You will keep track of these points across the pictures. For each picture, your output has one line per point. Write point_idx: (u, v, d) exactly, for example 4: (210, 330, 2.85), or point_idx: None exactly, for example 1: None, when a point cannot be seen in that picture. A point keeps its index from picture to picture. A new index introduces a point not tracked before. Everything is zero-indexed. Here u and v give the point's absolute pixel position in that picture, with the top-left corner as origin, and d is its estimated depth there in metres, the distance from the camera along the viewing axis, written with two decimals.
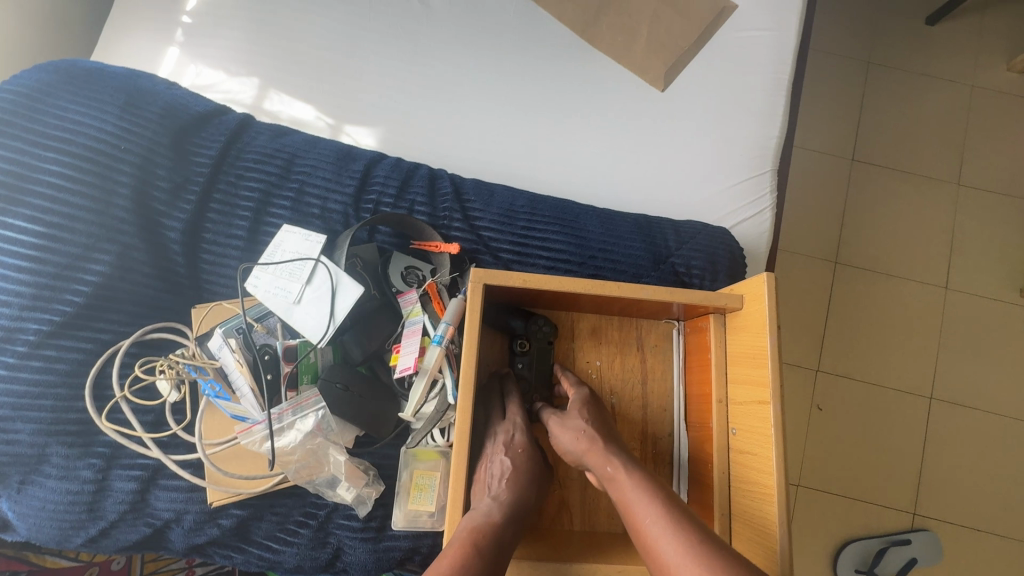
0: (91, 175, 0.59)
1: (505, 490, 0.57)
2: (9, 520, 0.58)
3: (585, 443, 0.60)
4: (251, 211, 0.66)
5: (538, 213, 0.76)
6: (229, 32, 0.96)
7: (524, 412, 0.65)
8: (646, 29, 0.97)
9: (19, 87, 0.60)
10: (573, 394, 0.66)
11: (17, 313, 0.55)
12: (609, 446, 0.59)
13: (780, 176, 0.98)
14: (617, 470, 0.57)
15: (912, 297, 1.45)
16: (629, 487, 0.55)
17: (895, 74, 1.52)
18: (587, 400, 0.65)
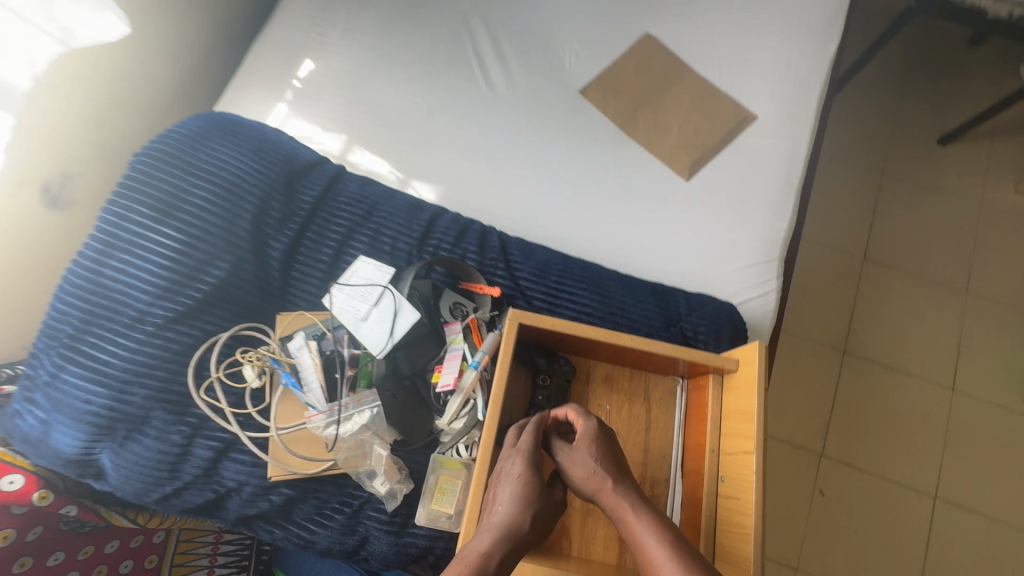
0: (226, 201, 0.75)
1: (507, 516, 0.61)
2: (104, 470, 0.69)
3: (595, 483, 0.65)
4: (336, 242, 0.81)
5: (569, 271, 0.89)
6: (328, 96, 1.17)
7: (530, 440, 0.68)
8: (675, 130, 1.14)
9: (184, 131, 0.79)
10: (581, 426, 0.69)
11: (152, 300, 0.69)
12: (619, 487, 0.65)
13: (787, 264, 1.10)
14: (627, 513, 0.63)
15: (918, 393, 1.50)
16: (638, 528, 0.61)
17: (907, 185, 1.66)
18: (595, 433, 0.68)
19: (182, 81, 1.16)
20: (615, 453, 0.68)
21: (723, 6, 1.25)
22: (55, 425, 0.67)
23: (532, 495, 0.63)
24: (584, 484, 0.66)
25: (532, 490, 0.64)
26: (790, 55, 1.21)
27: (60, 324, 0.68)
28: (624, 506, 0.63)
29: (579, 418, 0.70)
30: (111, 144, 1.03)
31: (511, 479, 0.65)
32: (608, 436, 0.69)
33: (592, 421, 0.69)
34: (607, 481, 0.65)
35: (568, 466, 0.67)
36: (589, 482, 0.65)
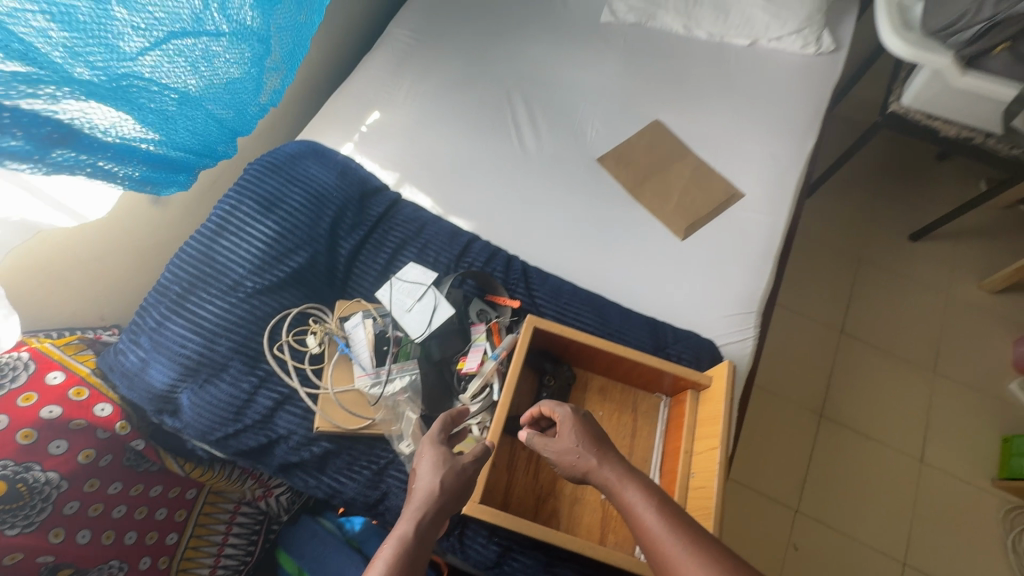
0: (314, 207, 0.95)
1: (420, 491, 0.69)
2: (180, 408, 0.83)
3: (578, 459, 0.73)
4: (391, 251, 0.99)
5: (577, 296, 1.06)
6: (390, 142, 1.40)
7: (439, 428, 0.76)
8: (675, 199, 1.36)
9: (288, 152, 1.00)
10: (559, 413, 0.78)
11: (247, 275, 0.88)
12: (607, 464, 0.72)
13: (763, 319, 1.28)
14: (618, 484, 0.70)
15: (890, 463, 1.60)
16: (628, 497, 0.68)
17: (881, 272, 1.86)
18: (574, 417, 0.77)
19: (274, 117, 1.41)
20: (595, 433, 0.76)
21: (721, 105, 1.51)
22: (151, 364, 0.83)
23: (444, 467, 0.71)
24: (574, 470, 0.74)
25: (444, 465, 0.71)
26: (775, 148, 1.45)
27: (172, 284, 0.86)
28: (613, 480, 0.70)
29: (554, 409, 0.79)
30: (213, 161, 1.26)
31: (427, 460, 0.72)
32: (585, 419, 0.78)
33: (568, 409, 0.78)
34: (592, 462, 0.72)
35: (557, 454, 0.75)
36: (579, 465, 0.73)
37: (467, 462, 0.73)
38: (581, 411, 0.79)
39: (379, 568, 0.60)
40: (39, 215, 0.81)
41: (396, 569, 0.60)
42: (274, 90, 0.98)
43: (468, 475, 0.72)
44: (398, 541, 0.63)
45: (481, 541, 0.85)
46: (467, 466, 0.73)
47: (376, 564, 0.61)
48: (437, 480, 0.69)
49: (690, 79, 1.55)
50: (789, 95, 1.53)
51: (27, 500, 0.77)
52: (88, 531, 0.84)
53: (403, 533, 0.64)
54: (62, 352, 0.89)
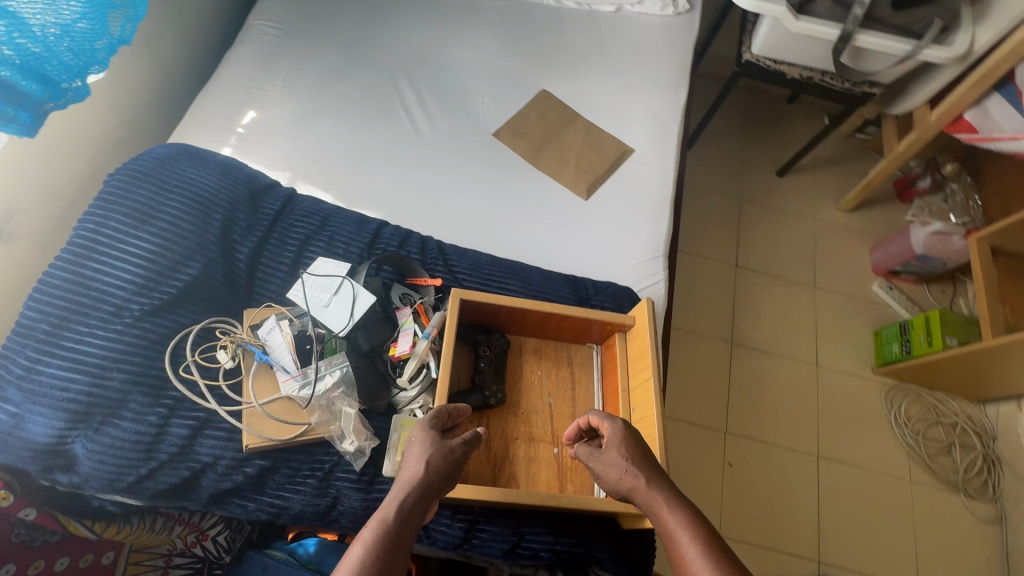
0: (198, 212, 0.87)
1: (406, 474, 0.66)
2: (74, 459, 0.72)
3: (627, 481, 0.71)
4: (296, 248, 0.93)
5: (498, 265, 1.06)
6: (271, 142, 1.31)
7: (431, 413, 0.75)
8: (573, 162, 1.41)
9: (157, 156, 0.90)
10: (610, 428, 0.76)
11: (130, 295, 0.78)
12: (649, 484, 0.70)
13: (670, 262, 1.37)
14: (661, 506, 0.68)
15: (792, 371, 1.80)
16: (669, 520, 0.67)
17: (759, 208, 2.07)
18: (624, 433, 0.75)
19: (126, 129, 1.25)
20: (643, 449, 0.75)
21: (600, 69, 1.58)
22: (28, 417, 0.71)
23: (432, 450, 0.69)
24: (618, 485, 0.72)
25: (432, 447, 0.69)
26: (654, 104, 1.55)
27: (37, 322, 0.75)
28: (659, 502, 0.69)
29: (603, 422, 0.78)
30: (59, 186, 1.09)
31: (415, 445, 0.70)
32: (631, 433, 0.76)
33: (619, 423, 0.76)
34: (643, 479, 0.71)
35: (601, 468, 0.74)
36: (624, 481, 0.72)
37: (455, 443, 0.71)
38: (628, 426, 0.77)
39: (358, 550, 0.58)
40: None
41: (377, 551, 0.58)
42: (124, 25, 0.93)
43: (456, 457, 0.70)
44: (379, 525, 0.61)
45: (445, 521, 0.85)
46: (455, 448, 0.70)
47: (352, 549, 0.58)
48: (424, 463, 0.67)
49: (568, 47, 1.60)
50: (658, 53, 1.63)
51: None
52: None
53: (384, 517, 0.61)
54: None
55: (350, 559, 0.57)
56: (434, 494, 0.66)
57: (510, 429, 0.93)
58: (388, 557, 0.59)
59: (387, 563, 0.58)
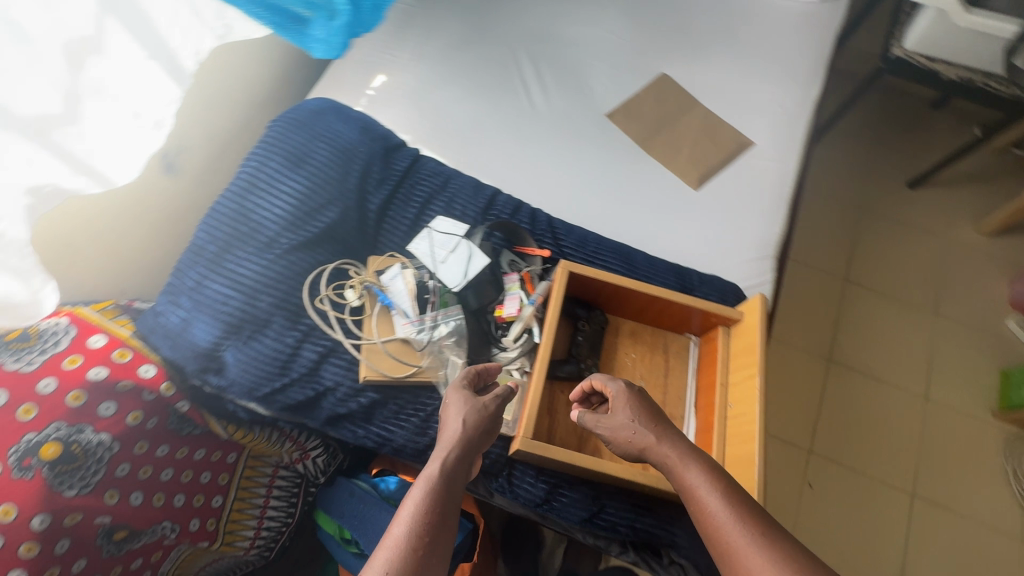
0: (341, 162, 0.95)
1: (447, 434, 0.70)
2: (224, 365, 0.83)
3: (641, 441, 0.73)
4: (419, 205, 1.00)
5: (604, 244, 1.07)
6: (397, 105, 1.38)
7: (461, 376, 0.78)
8: (687, 150, 1.37)
9: (310, 108, 0.99)
10: (612, 389, 0.78)
11: (280, 230, 0.88)
12: (665, 442, 0.72)
13: (779, 264, 1.31)
14: (681, 465, 0.70)
15: (895, 400, 1.66)
16: (689, 476, 0.68)
17: (880, 221, 1.90)
18: (627, 392, 0.77)
19: (275, 83, 1.37)
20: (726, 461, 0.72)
21: (726, 55, 1.51)
22: (194, 322, 0.83)
23: (469, 411, 0.73)
24: (630, 447, 0.74)
25: (466, 409, 0.74)
26: (782, 97, 1.46)
27: (207, 242, 0.86)
28: (675, 460, 0.70)
29: (605, 384, 0.79)
30: (220, 131, 1.23)
31: (452, 408, 0.74)
32: (635, 394, 0.78)
33: (621, 384, 0.78)
34: (652, 439, 0.72)
35: (609, 431, 0.75)
36: (635, 441, 0.73)
37: (485, 402, 0.75)
38: (630, 386, 0.79)
39: (410, 508, 0.61)
40: (61, 178, 0.75)
41: (428, 509, 0.62)
42: None
43: (490, 415, 0.74)
44: (427, 483, 0.64)
45: (529, 479, 0.88)
46: (488, 404, 0.75)
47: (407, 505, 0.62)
48: (462, 423, 0.71)
49: (696, 32, 1.54)
50: (792, 42, 1.53)
51: (82, 462, 0.77)
52: (140, 494, 0.85)
53: (430, 477, 0.65)
54: (100, 316, 0.88)
55: (403, 516, 0.61)
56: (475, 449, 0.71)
57: None
58: (438, 513, 0.62)
59: (440, 518, 0.62)
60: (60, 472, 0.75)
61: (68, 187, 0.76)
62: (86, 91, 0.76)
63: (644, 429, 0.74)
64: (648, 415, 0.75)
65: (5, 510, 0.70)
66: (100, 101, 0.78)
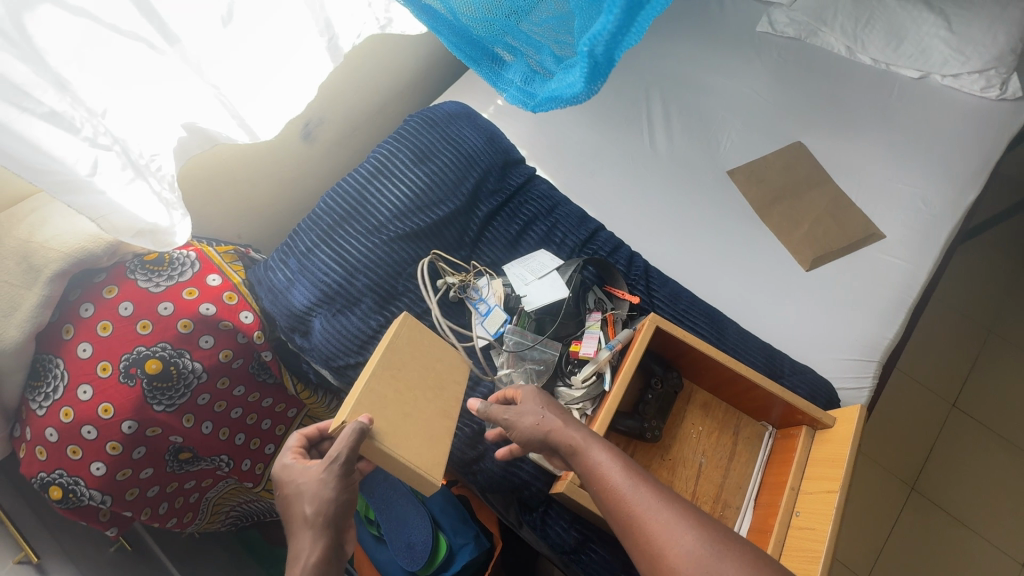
0: (463, 166, 0.99)
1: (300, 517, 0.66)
2: (312, 330, 0.89)
3: (548, 426, 0.72)
4: (522, 224, 1.02)
5: (696, 305, 1.03)
6: (521, 120, 1.40)
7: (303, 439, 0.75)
8: (806, 226, 1.29)
9: (445, 109, 1.04)
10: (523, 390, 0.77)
11: (392, 218, 0.92)
12: (572, 425, 0.72)
13: (883, 371, 1.19)
14: (585, 443, 0.69)
15: (982, 555, 1.44)
16: (594, 455, 0.68)
17: (1013, 351, 1.67)
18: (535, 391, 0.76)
19: (416, 77, 1.44)
20: None
21: (873, 137, 1.40)
22: (296, 285, 0.89)
23: (322, 477, 0.66)
24: (533, 432, 0.72)
25: (308, 479, 0.67)
26: (930, 193, 1.33)
27: (325, 215, 0.92)
28: (579, 441, 0.70)
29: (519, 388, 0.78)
30: (357, 112, 1.33)
31: (292, 473, 0.69)
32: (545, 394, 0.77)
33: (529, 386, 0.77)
34: (555, 424, 0.71)
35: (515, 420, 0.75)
36: (541, 426, 0.72)
37: (337, 455, 0.66)
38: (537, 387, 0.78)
39: None
40: (214, 123, 0.84)
41: None
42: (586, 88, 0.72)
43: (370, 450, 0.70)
44: None
45: (562, 525, 0.86)
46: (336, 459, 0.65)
47: None
48: (303, 510, 0.66)
49: (845, 107, 1.45)
50: (953, 139, 1.40)
51: (174, 383, 0.84)
52: (210, 423, 0.92)
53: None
54: (221, 258, 0.95)
55: None
56: (450, 404, 0.80)
57: (651, 467, 0.90)
58: None
59: None
60: (155, 387, 0.83)
61: (216, 129, 0.85)
62: (250, 41, 0.80)
63: (550, 412, 0.73)
64: (555, 404, 0.75)
65: (105, 408, 0.80)
66: (267, 60, 0.84)
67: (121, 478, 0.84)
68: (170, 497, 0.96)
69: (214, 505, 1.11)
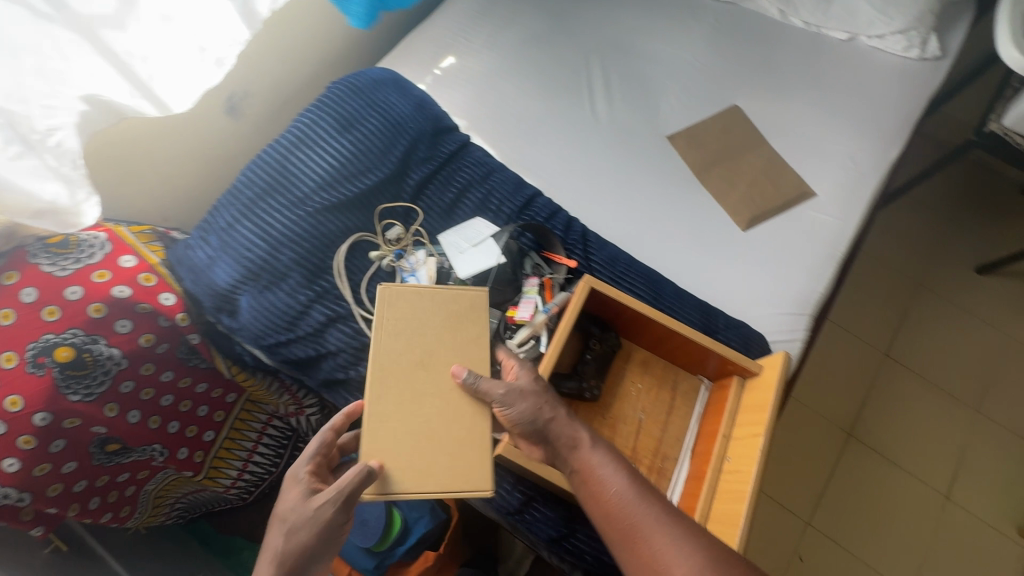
0: (390, 134, 0.97)
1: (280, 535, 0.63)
2: (238, 309, 0.86)
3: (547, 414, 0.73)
4: (456, 192, 1.00)
5: (634, 266, 1.04)
6: (461, 89, 1.38)
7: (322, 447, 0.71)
8: (743, 187, 1.32)
9: (370, 76, 1.01)
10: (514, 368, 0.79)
11: (316, 189, 0.89)
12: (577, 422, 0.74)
13: (815, 323, 1.24)
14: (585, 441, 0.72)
15: (913, 491, 1.54)
16: (591, 455, 0.71)
17: (938, 301, 1.78)
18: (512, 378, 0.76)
19: (349, 47, 1.39)
20: None
21: (805, 98, 1.44)
22: (217, 262, 0.86)
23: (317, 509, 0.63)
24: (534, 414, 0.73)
25: (306, 505, 0.63)
26: (857, 151, 1.38)
27: (246, 188, 0.88)
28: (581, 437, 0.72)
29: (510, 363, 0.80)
30: (287, 84, 1.27)
31: (292, 489, 0.67)
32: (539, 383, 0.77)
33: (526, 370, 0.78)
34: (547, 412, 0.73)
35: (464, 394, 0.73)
36: (544, 413, 0.73)
37: (339, 494, 0.64)
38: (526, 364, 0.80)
39: None
40: (117, 95, 0.79)
41: None
42: None
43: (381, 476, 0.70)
44: None
45: (507, 486, 0.87)
46: (326, 507, 0.63)
47: None
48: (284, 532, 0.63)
49: (777, 69, 1.47)
50: (878, 98, 1.45)
51: (91, 370, 0.80)
52: (137, 412, 0.88)
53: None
54: (135, 238, 0.92)
55: None
56: None
57: (593, 426, 0.92)
58: None
59: None
60: (69, 376, 0.78)
61: (119, 101, 0.80)
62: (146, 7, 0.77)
63: (553, 401, 0.75)
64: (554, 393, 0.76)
65: (13, 400, 0.74)
66: (170, 28, 0.81)
67: (40, 473, 0.79)
68: (101, 491, 0.92)
69: (155, 498, 1.08)
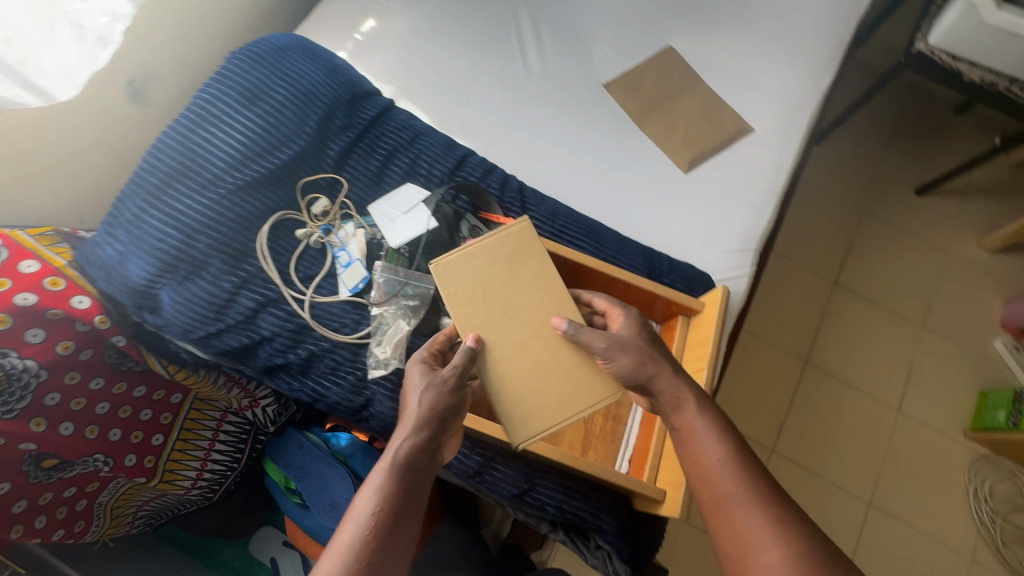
0: (302, 104, 0.92)
1: (411, 413, 0.66)
2: (161, 305, 0.81)
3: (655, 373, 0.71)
4: (381, 159, 0.96)
5: (574, 219, 1.03)
6: (384, 54, 1.31)
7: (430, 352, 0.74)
8: (682, 129, 1.30)
9: (275, 42, 0.95)
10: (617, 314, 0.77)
11: (227, 168, 0.85)
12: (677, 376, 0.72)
13: (761, 258, 1.26)
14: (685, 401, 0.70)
15: (867, 409, 1.62)
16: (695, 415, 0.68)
17: (881, 225, 1.83)
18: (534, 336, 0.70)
19: (256, 17, 1.30)
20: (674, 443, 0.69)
21: (737, 33, 1.42)
22: (129, 257, 0.81)
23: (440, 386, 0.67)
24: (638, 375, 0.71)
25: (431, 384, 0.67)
26: (791, 83, 1.38)
27: (149, 174, 0.83)
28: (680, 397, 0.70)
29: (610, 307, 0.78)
30: (192, 62, 1.18)
31: (413, 377, 0.69)
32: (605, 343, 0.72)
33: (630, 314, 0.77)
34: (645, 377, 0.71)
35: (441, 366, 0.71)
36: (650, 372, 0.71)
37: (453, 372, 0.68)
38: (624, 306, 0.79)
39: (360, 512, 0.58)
40: None
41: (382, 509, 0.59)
42: None
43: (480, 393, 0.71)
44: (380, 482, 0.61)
45: (464, 451, 0.87)
46: (449, 378, 0.68)
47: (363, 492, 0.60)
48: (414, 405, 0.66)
49: (707, 4, 1.44)
50: (809, 26, 1.44)
51: (6, 386, 0.75)
52: (71, 424, 0.84)
53: (386, 469, 0.62)
54: (35, 242, 0.86)
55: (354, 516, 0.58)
56: None
57: None
58: (394, 508, 0.59)
59: (389, 513, 0.59)
60: None
61: None
62: None
63: (657, 356, 0.72)
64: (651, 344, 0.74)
65: None
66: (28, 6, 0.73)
67: None
68: (47, 509, 0.89)
69: (113, 509, 1.04)
